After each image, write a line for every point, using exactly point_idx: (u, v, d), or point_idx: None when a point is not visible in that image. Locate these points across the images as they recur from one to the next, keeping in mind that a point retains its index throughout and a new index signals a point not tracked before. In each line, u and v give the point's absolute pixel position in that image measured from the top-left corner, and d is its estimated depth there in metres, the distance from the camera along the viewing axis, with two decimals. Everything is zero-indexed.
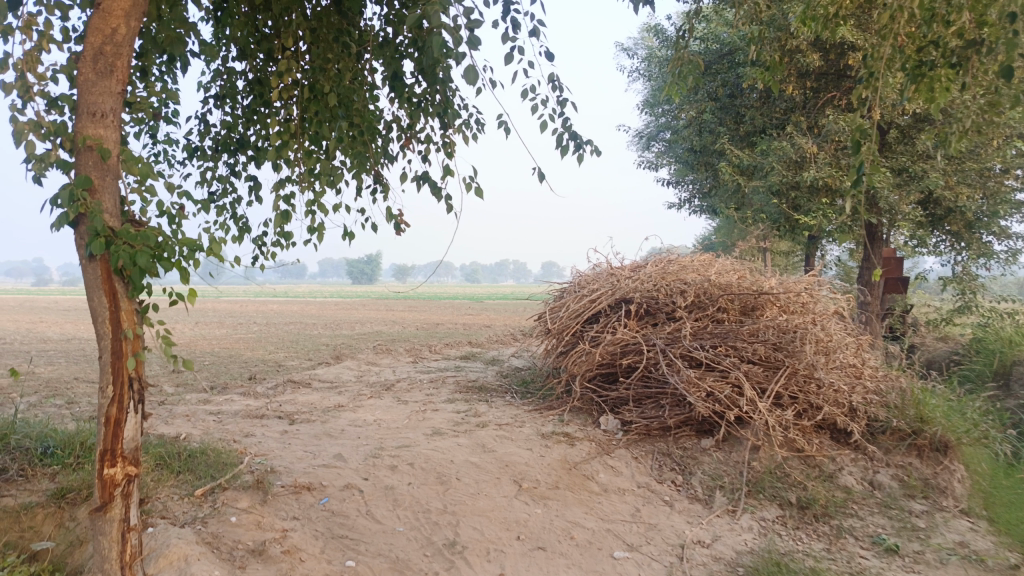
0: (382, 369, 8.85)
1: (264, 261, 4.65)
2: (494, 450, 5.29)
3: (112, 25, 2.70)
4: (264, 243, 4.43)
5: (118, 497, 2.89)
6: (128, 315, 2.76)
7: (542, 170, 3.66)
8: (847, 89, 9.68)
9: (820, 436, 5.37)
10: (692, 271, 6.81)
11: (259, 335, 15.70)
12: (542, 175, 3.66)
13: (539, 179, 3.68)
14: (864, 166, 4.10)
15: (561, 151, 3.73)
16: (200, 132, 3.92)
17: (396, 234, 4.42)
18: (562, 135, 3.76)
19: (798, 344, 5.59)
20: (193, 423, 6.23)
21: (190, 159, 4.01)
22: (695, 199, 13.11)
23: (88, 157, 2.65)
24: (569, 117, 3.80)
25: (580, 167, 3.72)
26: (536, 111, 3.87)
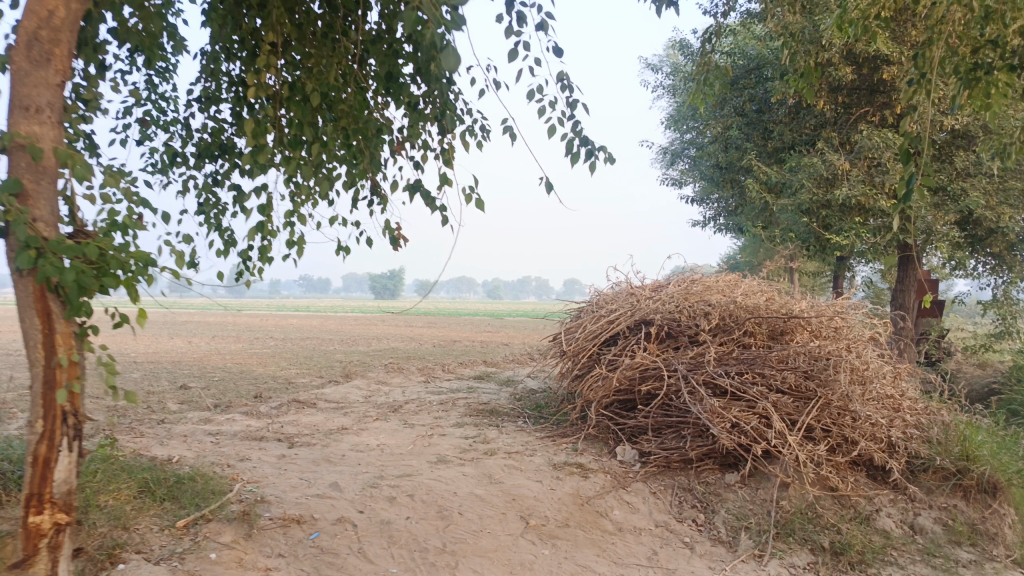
0: (392, 389, 8.55)
1: (250, 278, 4.36)
2: (501, 482, 4.94)
3: (49, 8, 2.65)
4: (249, 260, 4.15)
5: (45, 549, 2.80)
6: (64, 338, 2.67)
7: (548, 179, 3.35)
8: (882, 105, 9.28)
9: (856, 474, 4.95)
10: (717, 292, 6.45)
11: (274, 351, 15.49)
12: (549, 184, 3.34)
13: (545, 190, 3.36)
14: (917, 176, 3.80)
15: (570, 158, 3.41)
16: (182, 136, 3.67)
17: (392, 248, 4.15)
18: (571, 141, 3.44)
19: (832, 373, 5.19)
20: (189, 444, 5.97)
21: (172, 166, 3.76)
22: (720, 217, 12.71)
23: (19, 158, 2.55)
24: (579, 121, 3.51)
25: (591, 176, 3.40)
26: (544, 115, 3.58)
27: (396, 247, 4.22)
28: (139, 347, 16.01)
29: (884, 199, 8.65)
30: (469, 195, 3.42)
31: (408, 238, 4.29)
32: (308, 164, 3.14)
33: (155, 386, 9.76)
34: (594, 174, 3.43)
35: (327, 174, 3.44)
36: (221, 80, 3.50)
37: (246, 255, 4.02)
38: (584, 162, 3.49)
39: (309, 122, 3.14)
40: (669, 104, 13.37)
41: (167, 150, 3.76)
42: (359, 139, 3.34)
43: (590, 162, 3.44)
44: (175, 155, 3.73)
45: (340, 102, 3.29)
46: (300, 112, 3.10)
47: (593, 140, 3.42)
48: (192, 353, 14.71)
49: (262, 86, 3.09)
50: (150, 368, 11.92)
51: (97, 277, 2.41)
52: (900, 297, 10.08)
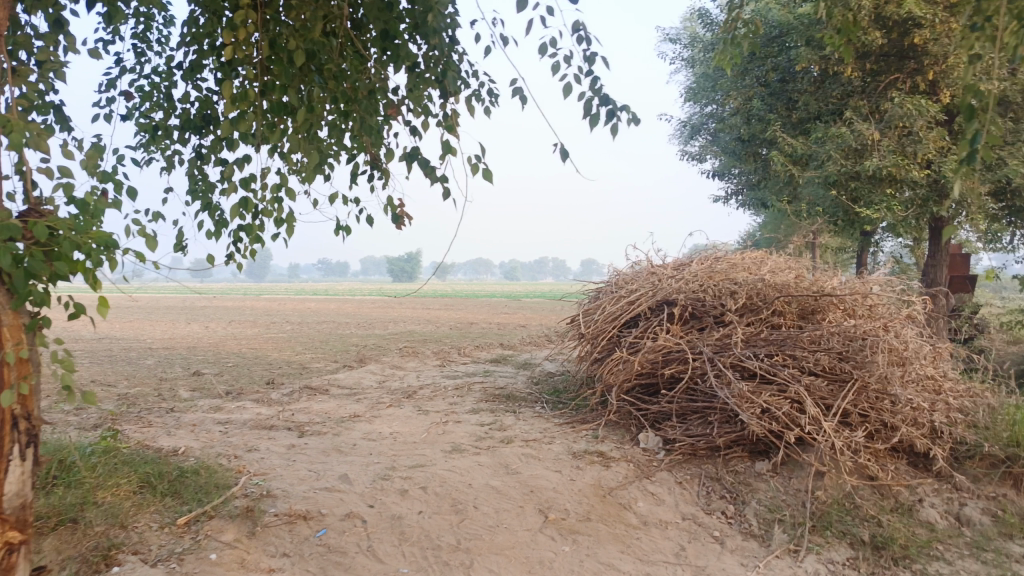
0: (406, 374, 8.33)
1: (243, 260, 4.13)
2: (518, 472, 4.70)
3: None
4: (240, 240, 3.94)
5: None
6: (13, 331, 2.52)
7: (563, 146, 3.05)
8: (913, 71, 8.84)
9: (896, 461, 4.66)
10: (743, 270, 6.14)
11: (290, 335, 15.36)
12: (564, 153, 3.04)
13: (561, 157, 3.06)
14: None
15: (588, 120, 3.09)
16: (166, 109, 3.42)
17: (396, 227, 3.93)
18: (590, 101, 3.12)
19: (868, 354, 4.89)
20: (196, 434, 5.79)
21: (157, 142, 3.53)
22: (742, 192, 12.31)
23: None
24: (598, 78, 3.19)
25: (612, 140, 3.08)
26: (557, 72, 3.26)
27: (398, 225, 3.98)
28: (155, 332, 15.97)
29: (917, 170, 8.25)
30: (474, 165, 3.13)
31: (412, 216, 4.06)
32: (298, 134, 2.89)
33: (168, 373, 9.63)
34: (615, 138, 3.12)
35: (319, 146, 3.19)
36: (204, 44, 3.25)
37: (236, 234, 3.81)
38: (603, 124, 3.18)
39: (296, 87, 2.89)
40: (688, 77, 12.96)
41: (150, 123, 3.54)
42: (353, 104, 3.09)
43: (609, 125, 3.12)
44: (159, 128, 3.53)
45: (330, 64, 3.02)
46: (284, 76, 2.83)
47: (614, 99, 3.09)
48: (207, 339, 14.64)
49: (245, 49, 2.83)
50: (165, 355, 11.83)
51: (49, 261, 2.19)
52: (932, 271, 9.70)
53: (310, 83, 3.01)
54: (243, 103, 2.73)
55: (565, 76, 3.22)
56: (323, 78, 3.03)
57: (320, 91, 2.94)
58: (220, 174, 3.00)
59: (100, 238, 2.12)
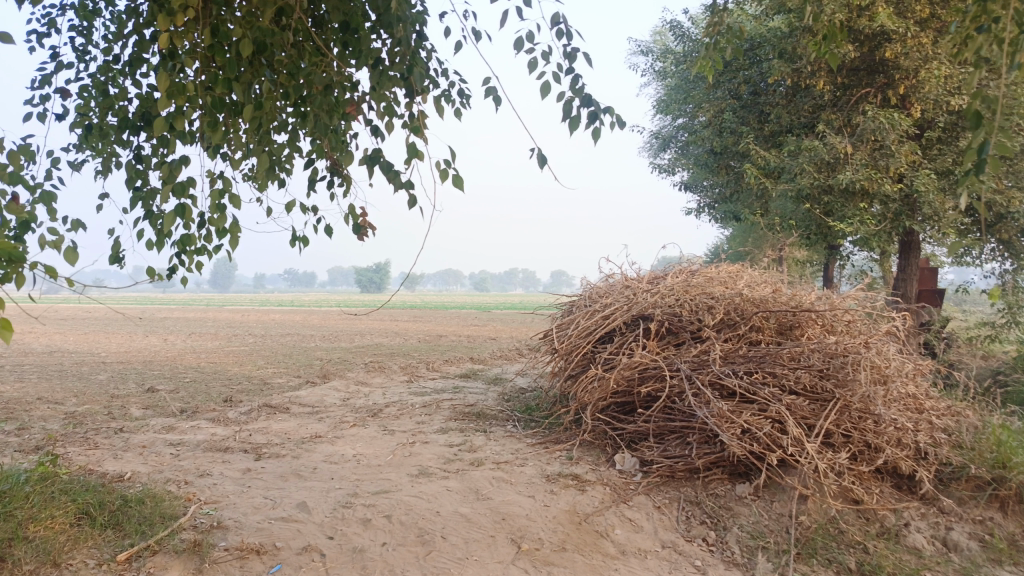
0: (371, 390, 8.02)
1: (189, 272, 3.83)
2: (489, 498, 4.44)
3: None
4: (186, 250, 3.64)
5: None
6: None
7: (541, 151, 2.84)
8: (882, 85, 8.82)
9: (880, 484, 4.51)
10: (719, 284, 5.99)
11: (253, 348, 14.89)
12: (544, 156, 2.83)
13: (539, 164, 2.84)
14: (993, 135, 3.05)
15: (569, 123, 2.88)
16: (103, 105, 3.13)
17: (358, 238, 3.69)
18: (570, 101, 2.92)
19: (850, 372, 4.75)
20: (145, 457, 5.43)
21: (93, 141, 3.23)
22: (714, 205, 12.25)
23: None
24: (579, 78, 2.99)
25: (595, 143, 2.88)
26: (535, 69, 3.06)
27: (361, 236, 3.74)
28: (111, 345, 15.37)
29: (889, 183, 8.23)
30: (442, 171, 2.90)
31: (375, 227, 3.82)
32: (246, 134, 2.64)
33: (120, 389, 9.17)
34: (597, 141, 2.93)
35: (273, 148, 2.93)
36: (145, 35, 3.01)
37: (181, 244, 3.52)
38: (585, 127, 2.98)
39: (243, 80, 2.65)
40: (659, 89, 12.90)
41: (86, 121, 3.28)
42: (309, 101, 2.86)
43: (591, 129, 2.92)
44: (96, 127, 3.27)
45: (282, 57, 2.78)
46: (229, 68, 2.56)
47: (596, 100, 2.89)
48: (165, 352, 14.13)
49: (184, 36, 2.55)
50: (119, 369, 11.33)
51: None
52: (901, 285, 9.72)
53: (261, 78, 2.77)
54: (180, 97, 2.49)
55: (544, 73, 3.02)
56: (276, 72, 2.79)
57: (271, 86, 2.70)
58: (156, 178, 2.75)
59: (6, 252, 1.84)
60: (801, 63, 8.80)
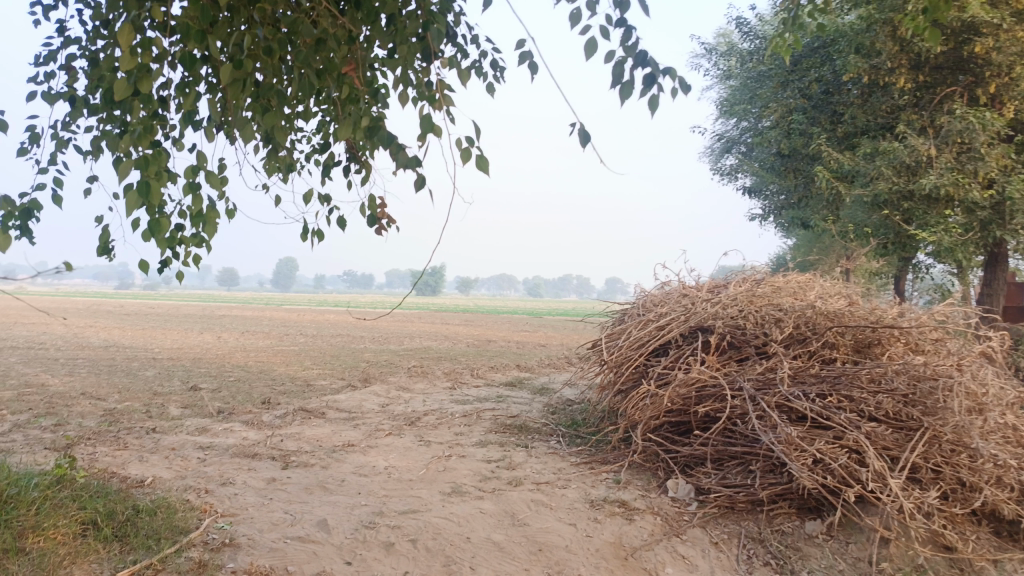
0: (412, 397, 7.69)
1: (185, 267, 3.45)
2: (525, 524, 4.03)
3: None
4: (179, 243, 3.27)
5: None
6: None
7: (584, 126, 2.41)
8: (970, 84, 8.08)
9: (976, 529, 3.91)
10: (787, 295, 5.47)
11: (301, 349, 14.84)
12: (587, 132, 2.40)
13: (582, 142, 2.41)
14: None
15: (620, 90, 2.43)
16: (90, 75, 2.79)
17: (378, 233, 3.36)
18: (619, 64, 2.47)
19: (940, 398, 4.18)
20: (170, 461, 5.19)
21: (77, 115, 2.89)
22: (779, 212, 11.57)
23: None
24: (631, 33, 2.54)
25: (650, 114, 2.42)
26: (581, 26, 2.63)
27: (378, 230, 3.39)
28: (165, 341, 15.55)
29: (978, 190, 7.47)
30: (466, 153, 2.50)
31: (395, 220, 3.52)
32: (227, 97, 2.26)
33: (164, 387, 9.10)
34: (653, 112, 2.47)
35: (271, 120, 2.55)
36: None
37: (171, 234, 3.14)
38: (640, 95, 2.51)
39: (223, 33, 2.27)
40: (722, 90, 12.29)
41: (72, 94, 2.96)
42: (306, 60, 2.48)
43: (646, 95, 2.47)
44: (81, 101, 2.92)
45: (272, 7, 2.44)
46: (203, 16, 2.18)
47: (651, 60, 2.43)
48: (216, 350, 14.17)
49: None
50: (167, 366, 11.34)
51: None
52: (987, 301, 8.91)
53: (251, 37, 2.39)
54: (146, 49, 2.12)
55: (590, 30, 2.59)
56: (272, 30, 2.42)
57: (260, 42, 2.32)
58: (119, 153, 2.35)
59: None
60: (880, 59, 8.11)
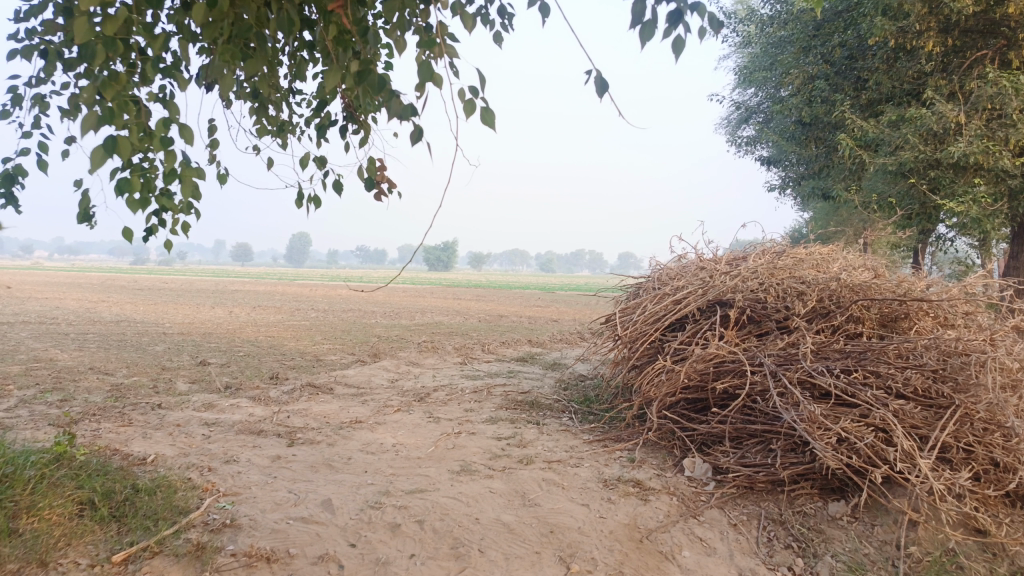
0: (422, 372, 7.56)
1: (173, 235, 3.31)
2: (536, 504, 3.88)
3: None
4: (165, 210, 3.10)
5: None
6: None
7: (600, 74, 2.19)
8: (1001, 47, 7.74)
9: (1010, 512, 3.72)
10: (810, 267, 5.25)
11: (312, 324, 14.76)
12: (604, 80, 2.19)
13: (599, 91, 2.20)
14: None
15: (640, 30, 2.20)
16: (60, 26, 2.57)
17: (374, 196, 3.29)
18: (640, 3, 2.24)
19: (973, 374, 3.97)
20: (174, 438, 5.08)
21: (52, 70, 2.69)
22: (798, 182, 11.26)
23: None
24: None
25: (674, 58, 2.20)
26: None
27: (377, 194, 3.33)
28: (177, 316, 15.53)
29: (1009, 158, 7.17)
30: (468, 107, 2.28)
31: (394, 184, 3.45)
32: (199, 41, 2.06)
33: (172, 362, 9.02)
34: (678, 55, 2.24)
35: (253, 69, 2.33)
36: None
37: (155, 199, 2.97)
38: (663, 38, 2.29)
39: None
40: (740, 56, 11.91)
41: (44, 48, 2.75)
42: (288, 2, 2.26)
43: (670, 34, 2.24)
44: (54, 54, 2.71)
45: None
46: None
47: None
48: (228, 324, 14.15)
49: None
50: (176, 341, 11.28)
51: None
52: (1013, 274, 8.63)
53: None
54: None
55: None
56: None
57: None
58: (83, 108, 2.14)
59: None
60: (908, 21, 7.75)
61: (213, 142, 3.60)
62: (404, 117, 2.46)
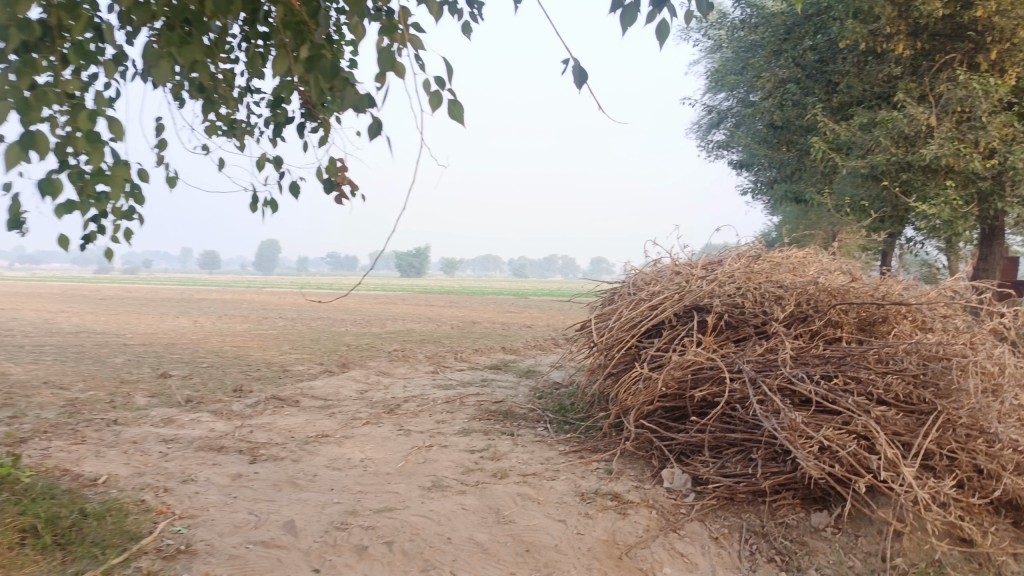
0: (393, 383, 7.35)
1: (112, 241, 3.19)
2: (511, 521, 3.71)
3: None
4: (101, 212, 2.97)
5: None
6: None
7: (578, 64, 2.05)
8: (968, 51, 7.78)
9: (995, 520, 3.65)
10: (787, 271, 5.16)
11: (280, 332, 14.43)
12: (582, 70, 2.05)
13: (577, 82, 2.06)
14: None
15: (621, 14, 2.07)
16: None
17: (334, 197, 3.18)
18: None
19: (955, 380, 3.90)
20: (129, 457, 4.82)
21: None
22: (770, 187, 11.26)
23: None
24: None
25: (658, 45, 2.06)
26: None
27: (337, 194, 3.25)
28: (139, 326, 15.07)
29: (979, 160, 7.19)
30: (433, 99, 2.12)
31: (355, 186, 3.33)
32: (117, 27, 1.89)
33: (132, 374, 8.69)
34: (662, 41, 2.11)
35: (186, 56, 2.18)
36: None
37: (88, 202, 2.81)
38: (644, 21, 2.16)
39: None
40: (710, 60, 11.92)
41: None
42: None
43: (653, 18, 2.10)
44: None
45: None
46: None
47: None
48: (192, 334, 13.75)
49: None
50: (138, 352, 10.89)
51: None
52: (983, 276, 8.68)
53: None
54: None
55: None
56: None
57: None
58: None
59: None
60: (878, 24, 7.77)
61: (161, 142, 3.59)
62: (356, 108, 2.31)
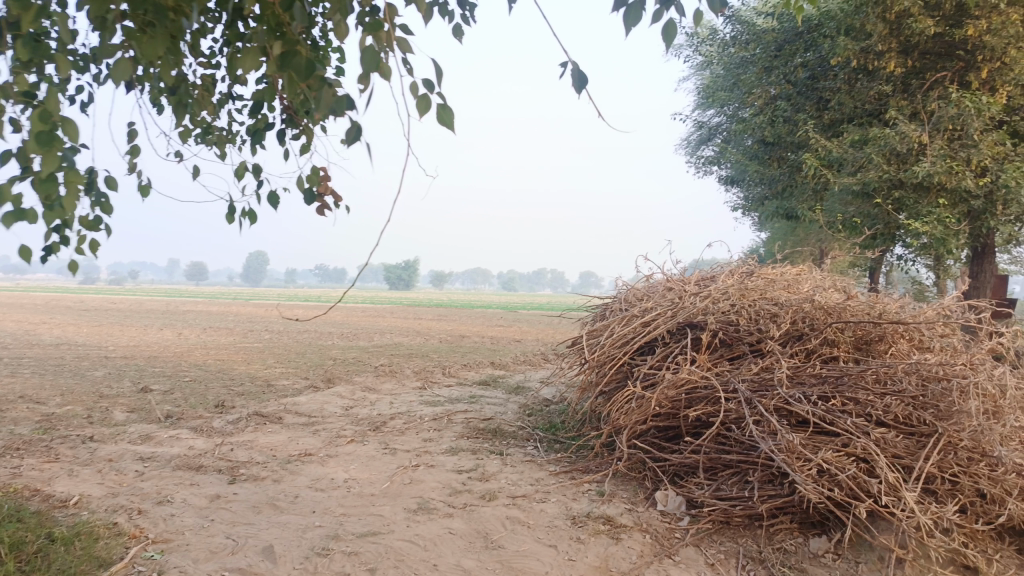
0: (379, 399, 7.19)
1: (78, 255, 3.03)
2: (500, 547, 3.57)
3: None
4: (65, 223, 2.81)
5: None
6: None
7: (577, 66, 1.97)
8: (958, 69, 7.77)
9: (998, 546, 3.54)
10: (781, 288, 5.07)
11: (265, 346, 14.21)
12: (582, 74, 1.96)
13: (576, 89, 1.96)
14: None
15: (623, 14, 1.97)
16: None
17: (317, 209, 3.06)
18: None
19: (956, 401, 3.81)
20: (104, 476, 4.64)
21: None
22: (760, 203, 11.23)
23: None
24: None
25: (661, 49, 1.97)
26: None
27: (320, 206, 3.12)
28: (122, 338, 14.82)
29: (971, 178, 7.16)
30: (422, 104, 2.00)
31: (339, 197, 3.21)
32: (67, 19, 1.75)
33: (112, 389, 8.48)
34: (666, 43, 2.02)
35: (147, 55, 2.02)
36: None
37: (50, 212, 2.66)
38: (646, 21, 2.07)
39: None
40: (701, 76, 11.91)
41: None
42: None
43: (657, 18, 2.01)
44: None
45: None
46: None
47: None
48: (176, 347, 13.50)
49: None
50: (119, 365, 10.67)
51: None
52: (974, 294, 8.64)
53: None
54: None
55: None
56: None
57: None
58: None
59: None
60: (870, 41, 7.76)
61: (134, 150, 3.47)
62: (335, 110, 2.14)
